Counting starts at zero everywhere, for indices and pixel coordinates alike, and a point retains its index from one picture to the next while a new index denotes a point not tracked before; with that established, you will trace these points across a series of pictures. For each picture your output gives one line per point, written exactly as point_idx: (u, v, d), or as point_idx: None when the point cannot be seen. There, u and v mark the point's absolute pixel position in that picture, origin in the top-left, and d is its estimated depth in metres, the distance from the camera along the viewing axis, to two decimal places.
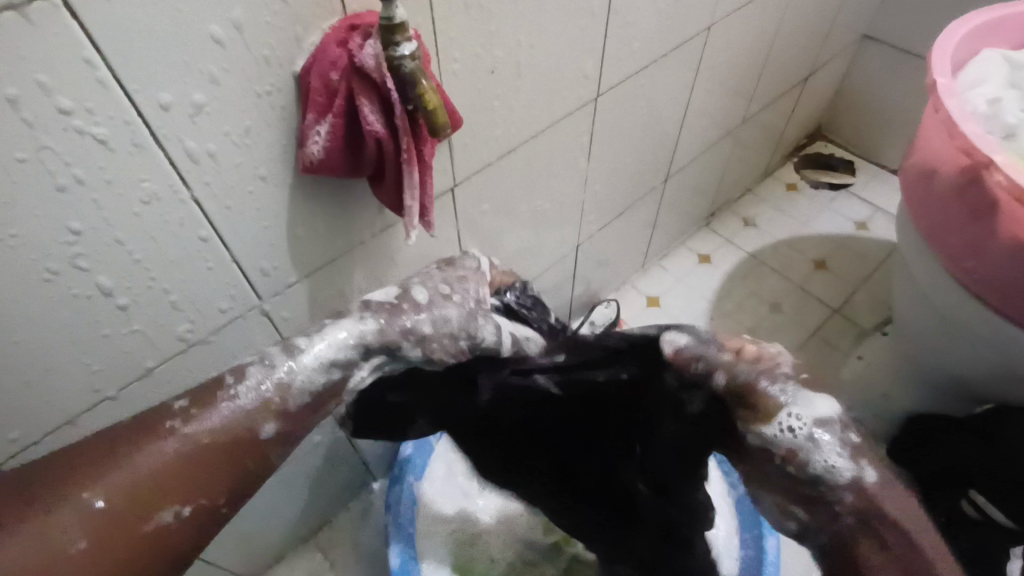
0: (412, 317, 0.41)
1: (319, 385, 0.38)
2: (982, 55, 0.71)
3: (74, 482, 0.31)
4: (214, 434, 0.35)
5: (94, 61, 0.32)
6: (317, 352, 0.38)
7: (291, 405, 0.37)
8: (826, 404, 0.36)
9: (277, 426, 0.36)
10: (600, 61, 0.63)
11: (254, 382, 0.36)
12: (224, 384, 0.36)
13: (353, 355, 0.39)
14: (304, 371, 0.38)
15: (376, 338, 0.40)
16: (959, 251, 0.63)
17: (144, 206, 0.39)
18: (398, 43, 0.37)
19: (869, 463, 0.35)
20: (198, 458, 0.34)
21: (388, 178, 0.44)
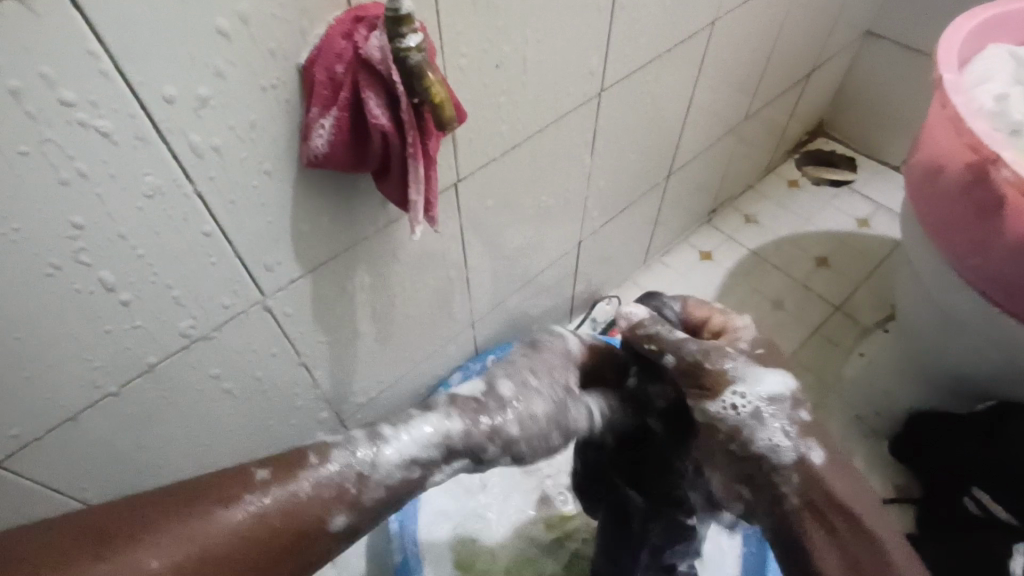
0: (491, 416, 0.41)
1: (397, 479, 0.39)
2: (988, 52, 0.71)
3: (143, 541, 0.31)
4: (286, 513, 0.34)
5: (97, 53, 0.31)
6: (401, 441, 0.39)
7: (367, 499, 0.37)
8: (773, 381, 0.41)
9: (348, 517, 0.36)
10: (605, 57, 0.63)
11: (337, 466, 0.37)
12: (309, 462, 0.37)
13: (434, 455, 0.40)
14: (386, 464, 0.38)
15: (459, 436, 0.41)
16: (965, 248, 0.63)
17: (147, 201, 0.38)
18: (404, 35, 0.36)
19: (815, 445, 0.39)
20: (264, 538, 0.33)
21: (393, 172, 0.43)
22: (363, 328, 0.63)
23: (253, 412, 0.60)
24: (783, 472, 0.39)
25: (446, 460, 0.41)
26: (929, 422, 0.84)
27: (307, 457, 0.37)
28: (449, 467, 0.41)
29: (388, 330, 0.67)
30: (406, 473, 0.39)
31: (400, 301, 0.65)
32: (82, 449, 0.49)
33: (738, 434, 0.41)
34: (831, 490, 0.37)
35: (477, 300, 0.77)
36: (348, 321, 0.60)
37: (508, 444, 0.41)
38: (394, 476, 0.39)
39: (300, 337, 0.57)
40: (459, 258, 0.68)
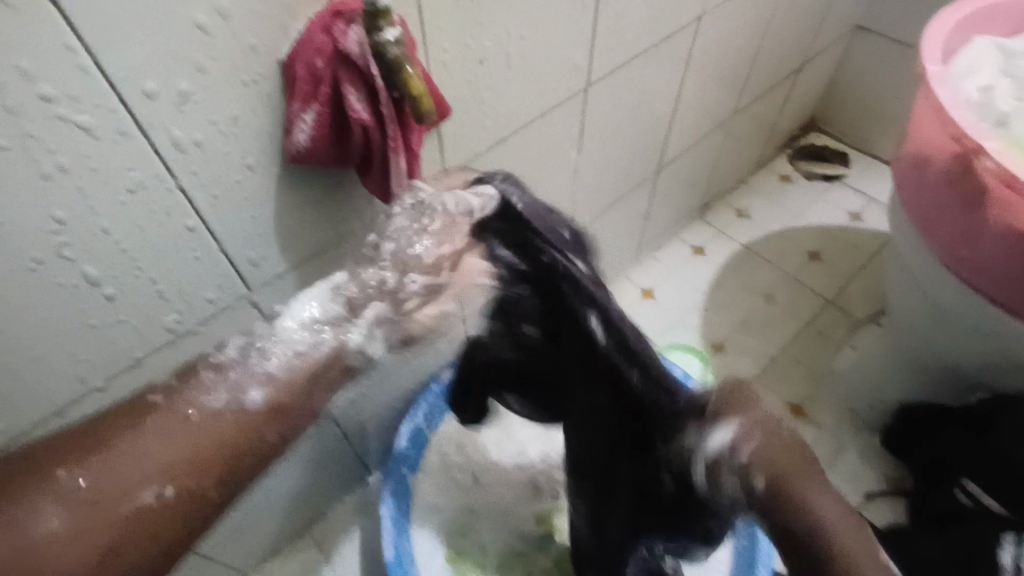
0: (376, 265, 0.43)
1: (300, 348, 0.41)
2: (972, 45, 0.71)
3: (57, 462, 0.33)
4: (220, 419, 0.37)
5: (75, 48, 0.31)
6: (299, 317, 0.42)
7: (276, 375, 0.40)
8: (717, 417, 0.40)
9: (265, 394, 0.39)
10: (591, 51, 0.63)
11: (235, 347, 0.40)
12: (206, 363, 0.40)
13: (330, 317, 0.42)
14: (283, 339, 0.41)
15: (360, 290, 0.42)
16: (951, 238, 0.63)
17: (130, 195, 0.38)
18: (382, 29, 0.37)
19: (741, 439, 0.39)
20: (198, 440, 0.36)
21: (375, 167, 0.44)
22: None
23: None
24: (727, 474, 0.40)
25: (356, 313, 0.42)
26: (927, 414, 0.85)
27: (205, 356, 0.40)
28: (360, 326, 0.42)
29: None
30: (315, 339, 0.41)
31: None
32: None
33: None
34: (765, 472, 0.37)
35: None
36: None
37: (430, 286, 0.44)
38: (291, 363, 0.40)
39: None
40: None
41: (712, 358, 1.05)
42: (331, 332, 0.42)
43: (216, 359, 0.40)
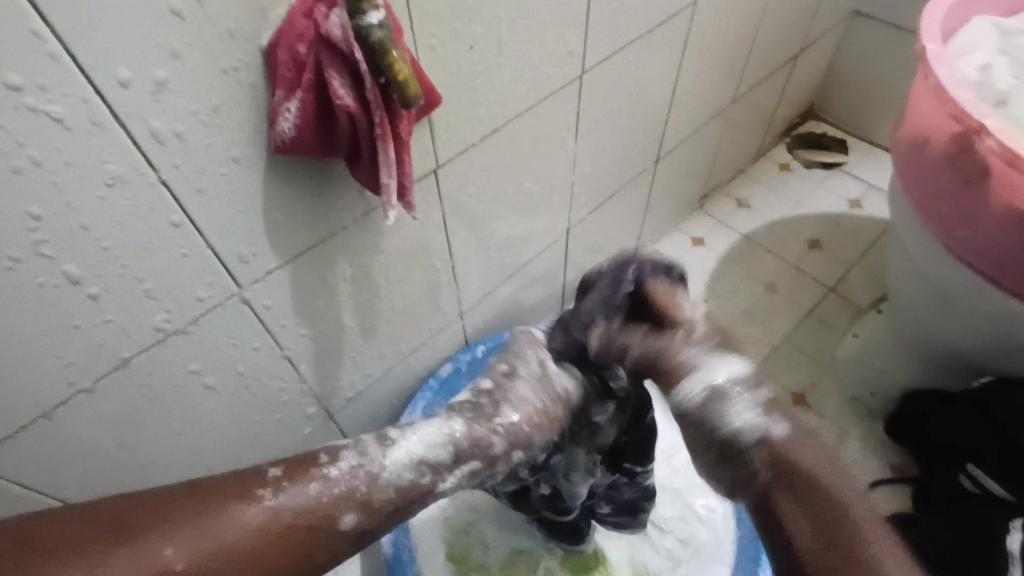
0: (489, 425, 0.48)
1: (406, 480, 0.43)
2: (972, 24, 0.70)
3: (158, 532, 0.32)
4: (299, 508, 0.37)
5: (44, 34, 0.30)
6: (405, 446, 0.44)
7: (375, 498, 0.41)
8: (733, 365, 0.44)
9: (356, 519, 0.39)
10: (584, 36, 0.62)
11: (345, 467, 0.41)
12: (318, 462, 0.41)
13: (443, 454, 0.45)
14: (394, 466, 0.43)
15: (466, 442, 0.46)
16: (953, 221, 0.62)
17: (108, 189, 0.37)
18: (365, 12, 0.36)
19: (777, 419, 0.41)
20: (280, 533, 0.35)
21: (363, 155, 0.42)
22: (346, 321, 0.62)
23: (238, 409, 0.59)
24: (754, 448, 0.40)
25: (456, 463, 0.46)
26: (933, 401, 0.83)
27: (317, 457, 0.41)
28: (452, 473, 0.46)
29: (373, 323, 0.66)
30: (417, 474, 0.44)
31: (384, 293, 0.64)
32: (59, 449, 0.48)
33: (706, 421, 0.43)
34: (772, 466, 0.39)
35: (464, 291, 0.77)
36: (331, 313, 0.59)
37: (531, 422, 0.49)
38: (391, 488, 0.42)
39: (281, 329, 0.56)
40: (444, 247, 0.67)
41: None
42: (427, 470, 0.44)
43: (334, 467, 0.41)
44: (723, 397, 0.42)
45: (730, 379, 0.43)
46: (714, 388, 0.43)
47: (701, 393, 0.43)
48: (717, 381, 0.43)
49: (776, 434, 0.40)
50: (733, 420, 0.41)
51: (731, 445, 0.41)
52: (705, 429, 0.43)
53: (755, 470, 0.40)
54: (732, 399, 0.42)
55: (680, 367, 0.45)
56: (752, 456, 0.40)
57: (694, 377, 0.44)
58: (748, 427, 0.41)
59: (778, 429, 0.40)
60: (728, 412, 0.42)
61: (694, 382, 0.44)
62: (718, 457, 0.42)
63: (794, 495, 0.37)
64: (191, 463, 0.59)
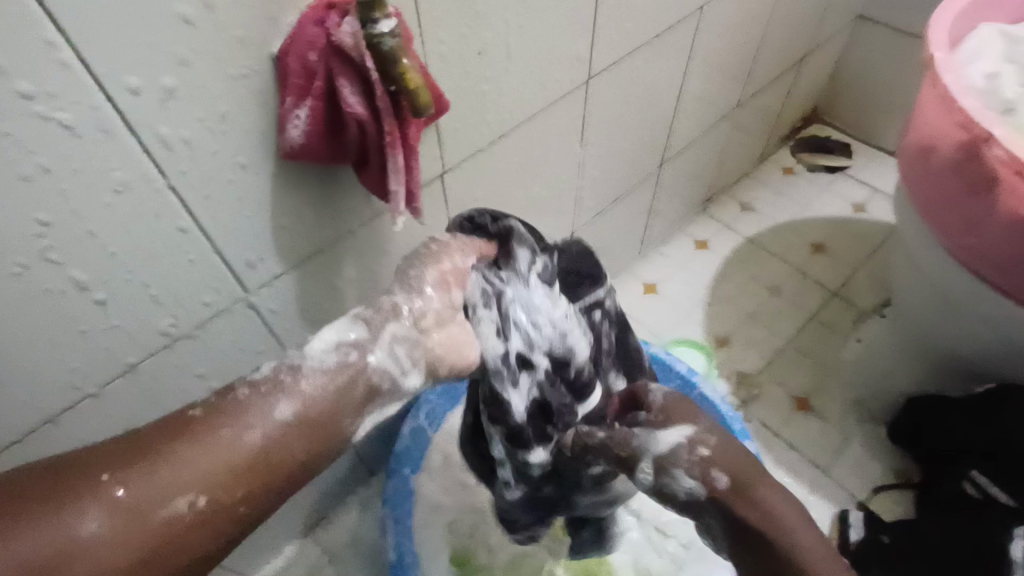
0: (401, 293, 0.44)
1: (331, 367, 0.39)
2: (981, 30, 0.69)
3: (101, 471, 0.31)
4: (250, 445, 0.34)
5: (54, 43, 0.30)
6: (317, 339, 0.40)
7: (304, 387, 0.37)
8: (674, 432, 0.41)
9: (294, 408, 0.36)
10: (592, 42, 0.62)
11: (271, 371, 0.38)
12: (235, 388, 0.36)
13: (359, 338, 0.40)
14: (314, 356, 0.39)
15: (385, 320, 0.42)
16: (960, 229, 0.62)
17: (116, 196, 0.37)
18: (377, 20, 0.35)
19: (718, 470, 0.39)
20: (213, 450, 0.33)
21: (372, 163, 0.42)
22: None
23: None
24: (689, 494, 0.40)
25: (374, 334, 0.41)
26: (932, 404, 0.83)
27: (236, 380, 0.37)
28: (382, 344, 0.40)
29: None
30: (340, 355, 0.39)
31: None
32: None
33: (665, 488, 0.40)
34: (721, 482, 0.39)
35: None
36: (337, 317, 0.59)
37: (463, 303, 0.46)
38: (320, 379, 0.38)
39: (287, 334, 0.56)
40: None
41: (716, 354, 1.03)
42: (355, 348, 0.40)
43: (252, 378, 0.37)
44: (673, 463, 0.40)
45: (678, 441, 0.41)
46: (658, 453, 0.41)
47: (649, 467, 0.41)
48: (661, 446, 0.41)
49: (719, 484, 0.38)
50: (683, 480, 0.40)
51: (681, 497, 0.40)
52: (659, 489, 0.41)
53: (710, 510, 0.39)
54: (674, 467, 0.40)
55: (631, 445, 0.43)
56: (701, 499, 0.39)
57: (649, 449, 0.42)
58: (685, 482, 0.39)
59: (721, 479, 0.39)
60: (672, 474, 0.40)
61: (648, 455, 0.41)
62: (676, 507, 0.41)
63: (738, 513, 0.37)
64: None
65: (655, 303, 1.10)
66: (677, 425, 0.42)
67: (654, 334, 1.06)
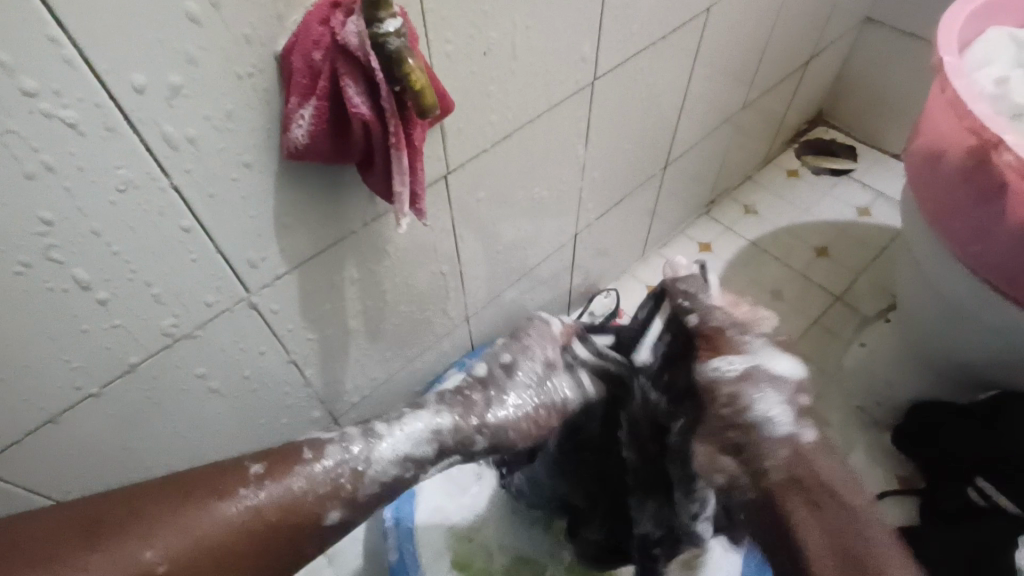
0: (476, 426, 0.50)
1: (391, 474, 0.47)
2: (989, 35, 0.69)
3: (147, 536, 0.36)
4: (281, 507, 0.41)
5: (58, 39, 0.30)
6: (392, 443, 0.47)
7: (361, 495, 0.45)
8: (788, 364, 0.49)
9: (341, 513, 0.43)
10: (597, 43, 0.61)
11: (331, 462, 0.45)
12: (304, 457, 0.44)
13: (427, 447, 0.48)
14: (380, 461, 0.46)
15: (451, 433, 0.49)
16: (968, 235, 0.61)
17: (120, 194, 0.37)
18: (382, 20, 0.35)
19: (807, 425, 0.47)
20: (258, 530, 0.39)
21: (377, 163, 0.42)
22: (354, 325, 0.62)
23: (245, 412, 0.59)
24: (771, 442, 0.47)
25: (438, 459, 0.49)
26: (938, 411, 0.83)
27: (299, 450, 0.45)
28: (433, 466, 0.49)
29: (379, 328, 0.66)
30: (400, 472, 0.47)
31: (392, 298, 0.64)
32: (66, 452, 0.48)
33: (736, 401, 0.48)
34: (785, 467, 0.46)
35: (471, 297, 0.76)
36: (338, 317, 0.59)
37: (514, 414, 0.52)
38: (377, 483, 0.46)
39: (288, 334, 0.56)
40: (452, 252, 0.67)
41: None
42: (412, 465, 0.48)
43: (317, 468, 0.44)
44: (779, 385, 0.48)
45: (780, 412, 0.47)
46: (753, 370, 0.48)
47: (738, 366, 0.49)
48: (768, 371, 0.48)
49: (803, 438, 0.47)
50: (762, 412, 0.47)
51: (749, 435, 0.47)
52: (731, 410, 0.48)
53: (769, 466, 0.46)
54: (765, 392, 0.47)
55: (725, 343, 0.50)
56: (773, 455, 0.46)
57: (753, 368, 0.48)
58: (770, 420, 0.47)
59: (808, 435, 0.47)
60: (758, 396, 0.47)
61: (738, 358, 0.49)
62: (731, 439, 0.48)
63: (811, 501, 0.44)
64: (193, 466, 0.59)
65: None
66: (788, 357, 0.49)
67: None
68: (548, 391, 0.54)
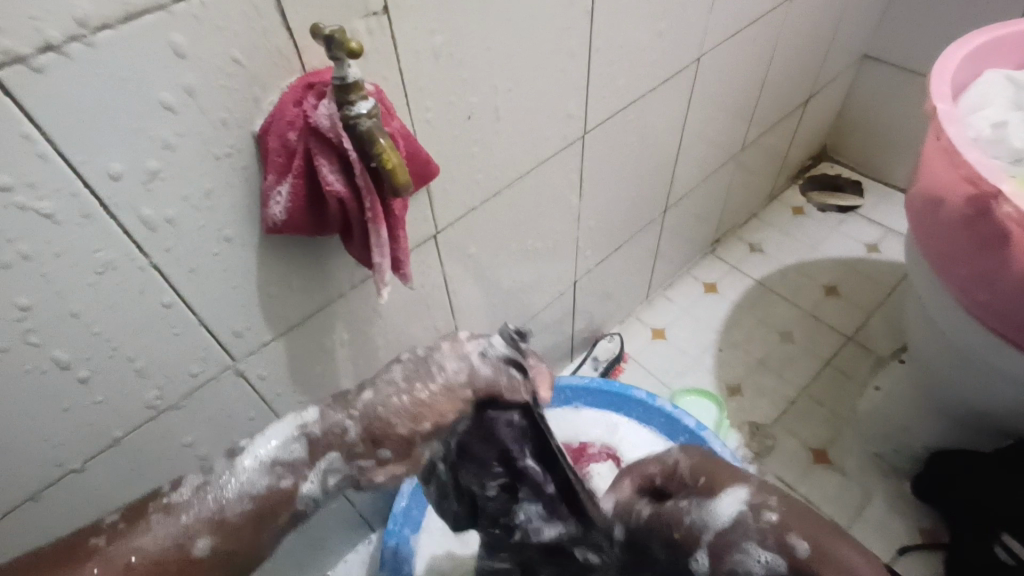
0: (345, 412, 0.42)
1: (261, 487, 0.40)
2: (984, 77, 0.68)
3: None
4: (144, 554, 0.36)
5: (32, 136, 0.30)
6: (255, 453, 0.41)
7: (230, 515, 0.39)
8: (728, 498, 0.39)
9: (211, 541, 0.38)
10: (585, 99, 0.62)
11: (190, 491, 0.39)
12: (160, 494, 0.39)
13: (296, 450, 0.41)
14: (243, 474, 0.40)
15: (322, 434, 0.42)
16: (971, 283, 0.60)
17: (98, 276, 0.37)
18: (353, 102, 0.35)
19: (794, 535, 0.35)
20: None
21: (356, 235, 0.42)
22: (347, 385, 0.61)
23: None
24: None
25: (313, 459, 0.42)
26: (961, 464, 0.79)
27: (160, 493, 0.39)
28: (314, 471, 0.42)
29: None
30: (271, 482, 0.40)
31: (385, 356, 0.63)
32: (50, 527, 0.47)
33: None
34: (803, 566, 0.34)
35: None
36: (329, 379, 0.59)
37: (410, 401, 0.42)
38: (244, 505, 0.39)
39: (278, 398, 0.55)
40: (445, 307, 0.66)
41: (727, 403, 1.00)
42: (287, 472, 0.41)
43: (173, 497, 0.39)
44: (733, 529, 0.37)
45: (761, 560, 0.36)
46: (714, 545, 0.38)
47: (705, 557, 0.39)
48: (713, 523, 0.38)
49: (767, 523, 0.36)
50: (755, 557, 0.36)
51: None
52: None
53: None
54: (744, 543, 0.37)
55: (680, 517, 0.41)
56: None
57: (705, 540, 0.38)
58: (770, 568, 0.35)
59: (802, 545, 0.35)
60: (740, 554, 0.37)
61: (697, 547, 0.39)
62: None
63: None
64: None
65: (662, 348, 1.08)
66: (721, 489, 0.39)
67: (662, 382, 1.04)
68: (438, 359, 0.43)
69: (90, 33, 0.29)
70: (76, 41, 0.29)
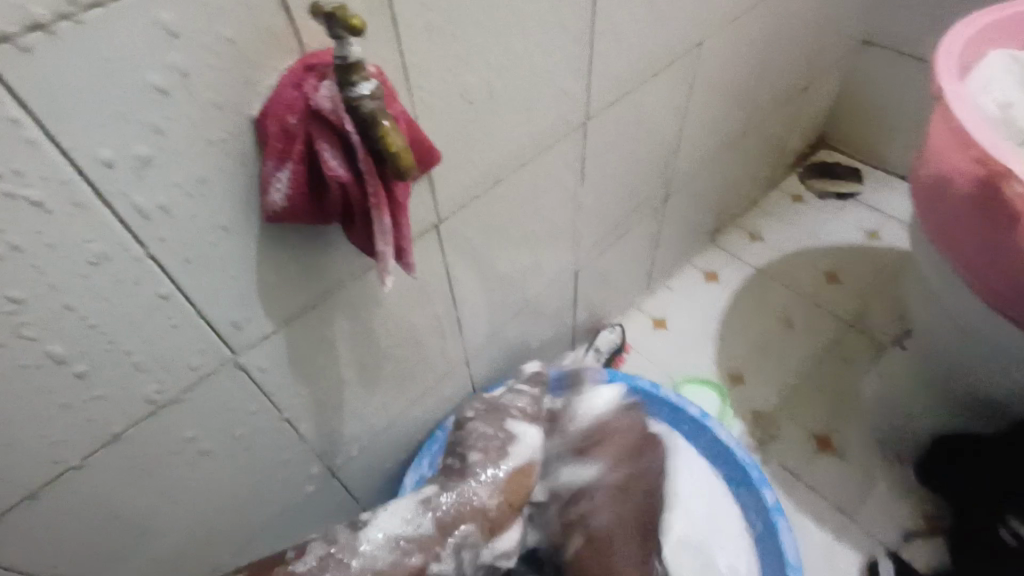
0: (465, 487, 0.56)
1: (383, 560, 0.51)
2: (988, 57, 0.67)
3: None
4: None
5: (22, 120, 0.29)
6: (379, 527, 0.53)
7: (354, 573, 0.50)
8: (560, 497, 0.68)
9: None
10: (585, 83, 0.61)
11: (312, 558, 0.50)
12: (287, 558, 0.50)
13: (411, 526, 0.54)
14: (373, 546, 0.52)
15: (451, 505, 0.55)
16: (979, 266, 0.59)
17: (93, 268, 0.36)
18: (355, 83, 0.34)
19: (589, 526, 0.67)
20: None
21: (358, 221, 0.41)
22: (348, 377, 0.60)
23: (241, 476, 0.57)
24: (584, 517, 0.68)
25: (445, 533, 0.54)
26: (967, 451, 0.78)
27: (286, 560, 0.50)
28: (446, 551, 0.54)
29: (373, 379, 0.64)
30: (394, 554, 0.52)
31: (385, 348, 0.62)
32: (48, 529, 0.46)
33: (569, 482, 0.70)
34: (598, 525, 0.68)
35: (470, 341, 0.75)
36: (331, 370, 0.58)
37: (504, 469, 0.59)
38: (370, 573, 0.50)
39: (278, 392, 0.54)
40: (447, 297, 0.65)
41: (729, 393, 1.00)
42: (407, 545, 0.53)
43: (302, 565, 0.49)
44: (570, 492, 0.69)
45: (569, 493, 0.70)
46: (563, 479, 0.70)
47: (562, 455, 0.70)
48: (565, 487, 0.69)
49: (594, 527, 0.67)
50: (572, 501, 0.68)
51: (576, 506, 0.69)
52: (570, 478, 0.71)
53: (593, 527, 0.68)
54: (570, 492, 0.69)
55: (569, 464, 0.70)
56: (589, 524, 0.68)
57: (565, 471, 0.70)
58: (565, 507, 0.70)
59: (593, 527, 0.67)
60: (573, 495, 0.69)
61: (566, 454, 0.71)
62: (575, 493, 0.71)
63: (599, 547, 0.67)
64: (183, 537, 0.56)
65: (663, 338, 1.07)
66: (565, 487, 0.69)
67: (664, 372, 1.03)
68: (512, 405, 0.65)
69: (78, 12, 0.28)
70: (64, 18, 0.28)
